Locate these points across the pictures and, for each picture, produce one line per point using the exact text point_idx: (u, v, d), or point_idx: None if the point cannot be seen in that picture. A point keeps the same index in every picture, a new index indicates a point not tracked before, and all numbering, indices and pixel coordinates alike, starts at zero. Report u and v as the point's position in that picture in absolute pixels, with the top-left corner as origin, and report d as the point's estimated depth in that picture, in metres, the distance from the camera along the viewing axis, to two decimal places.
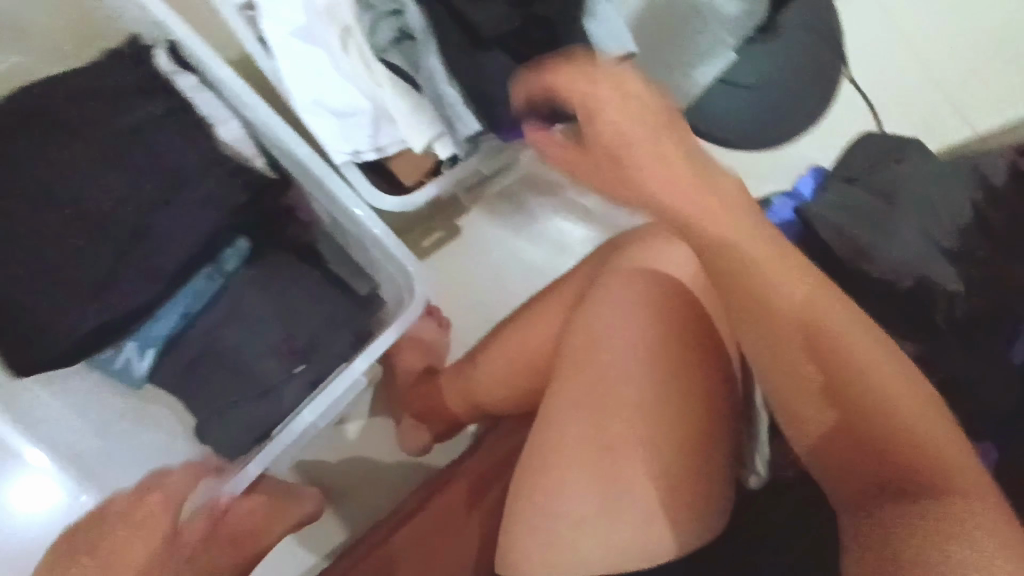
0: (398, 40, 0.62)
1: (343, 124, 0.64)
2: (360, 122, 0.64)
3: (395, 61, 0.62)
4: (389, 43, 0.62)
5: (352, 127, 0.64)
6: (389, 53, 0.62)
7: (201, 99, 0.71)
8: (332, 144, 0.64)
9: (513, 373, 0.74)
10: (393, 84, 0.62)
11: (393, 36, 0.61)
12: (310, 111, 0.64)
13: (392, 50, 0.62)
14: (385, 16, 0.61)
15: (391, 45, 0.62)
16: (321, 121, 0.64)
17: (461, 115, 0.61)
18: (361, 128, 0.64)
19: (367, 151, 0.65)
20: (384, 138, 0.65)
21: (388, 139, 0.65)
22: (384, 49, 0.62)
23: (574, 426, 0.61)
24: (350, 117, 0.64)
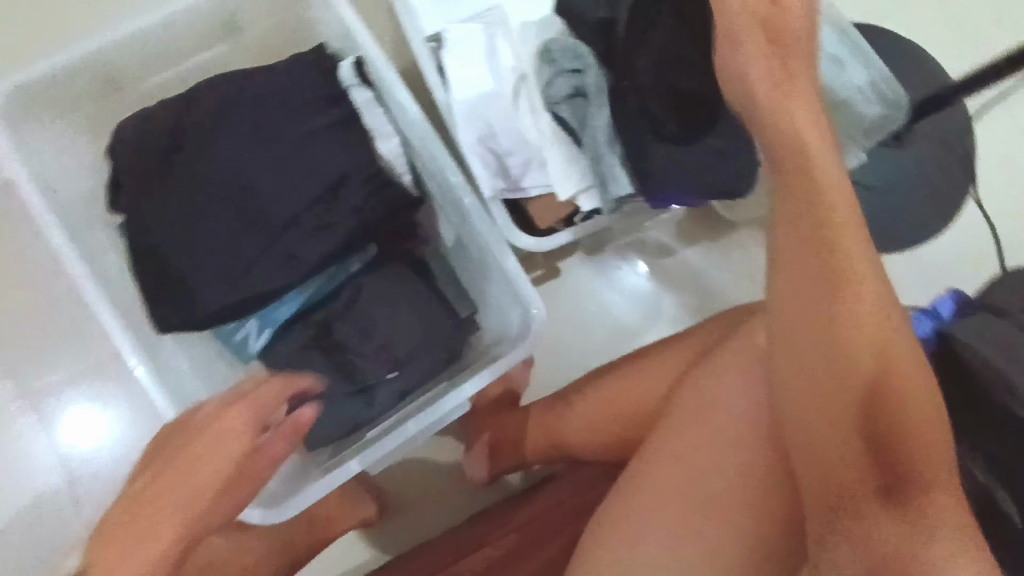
0: (573, 96, 0.64)
1: (501, 163, 0.68)
2: (516, 163, 0.68)
3: (564, 114, 0.65)
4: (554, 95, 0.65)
5: (508, 167, 0.68)
6: (558, 106, 0.65)
7: (371, 114, 0.74)
8: (485, 178, 0.68)
9: (608, 421, 0.76)
10: (556, 136, 0.66)
11: (567, 92, 0.64)
12: (475, 145, 0.68)
13: (564, 103, 0.65)
14: (567, 73, 0.63)
15: (563, 98, 0.64)
16: (480, 155, 0.68)
17: (615, 176, 0.65)
18: (515, 170, 0.68)
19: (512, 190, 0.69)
20: (532, 180, 0.68)
21: (535, 183, 0.68)
22: (553, 103, 0.65)
23: (664, 483, 0.61)
24: (507, 157, 0.68)
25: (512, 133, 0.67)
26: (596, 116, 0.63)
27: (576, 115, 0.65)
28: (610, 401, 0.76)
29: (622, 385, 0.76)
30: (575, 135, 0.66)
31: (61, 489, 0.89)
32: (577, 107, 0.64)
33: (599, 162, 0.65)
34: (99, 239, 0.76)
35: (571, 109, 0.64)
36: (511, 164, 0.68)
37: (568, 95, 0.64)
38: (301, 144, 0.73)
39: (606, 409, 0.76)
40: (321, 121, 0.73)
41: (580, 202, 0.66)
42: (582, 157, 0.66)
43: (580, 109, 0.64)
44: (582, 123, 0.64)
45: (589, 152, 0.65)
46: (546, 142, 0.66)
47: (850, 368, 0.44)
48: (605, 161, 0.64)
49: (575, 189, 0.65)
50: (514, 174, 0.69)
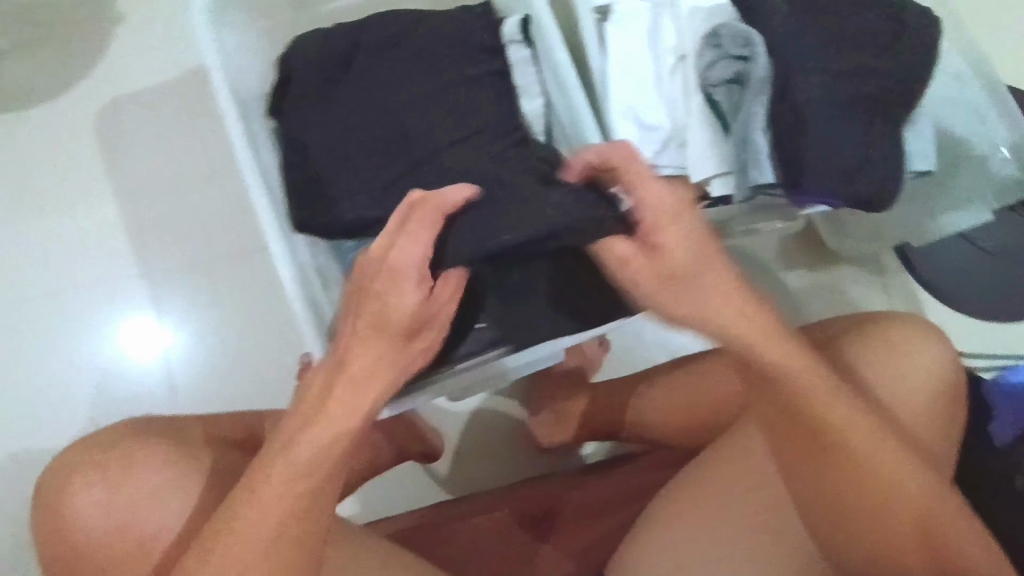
0: (732, 81, 0.66)
1: (644, 136, 0.70)
2: (659, 139, 0.70)
3: (720, 98, 0.66)
4: (713, 78, 0.66)
5: (650, 141, 0.70)
6: (715, 89, 0.66)
7: (524, 72, 0.77)
8: None
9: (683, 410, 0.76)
10: (706, 117, 0.66)
11: (727, 77, 0.66)
12: (623, 115, 0.70)
13: (721, 87, 0.66)
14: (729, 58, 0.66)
15: (721, 82, 0.66)
16: (625, 124, 0.70)
17: (760, 165, 0.65)
18: (655, 145, 0.70)
19: (648, 165, 0.70)
20: (669, 159, 0.70)
21: (671, 162, 0.70)
22: (710, 85, 0.66)
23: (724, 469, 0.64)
24: (651, 131, 0.70)
25: (661, 110, 0.70)
26: (753, 103, 0.64)
27: (731, 101, 0.66)
28: (693, 391, 0.76)
29: (701, 379, 0.76)
30: (725, 121, 0.67)
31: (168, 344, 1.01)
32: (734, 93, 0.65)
33: (746, 148, 0.65)
34: (260, 132, 0.80)
35: (728, 94, 0.66)
36: (653, 139, 0.70)
37: (727, 80, 0.66)
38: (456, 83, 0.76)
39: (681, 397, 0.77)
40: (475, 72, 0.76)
41: (713, 185, 0.66)
42: (727, 142, 0.66)
43: (736, 95, 0.66)
44: (736, 109, 0.66)
45: (737, 136, 0.65)
46: (694, 123, 0.67)
47: (833, 431, 0.53)
48: (752, 148, 0.64)
49: (716, 170, 0.65)
50: (654, 148, 0.70)
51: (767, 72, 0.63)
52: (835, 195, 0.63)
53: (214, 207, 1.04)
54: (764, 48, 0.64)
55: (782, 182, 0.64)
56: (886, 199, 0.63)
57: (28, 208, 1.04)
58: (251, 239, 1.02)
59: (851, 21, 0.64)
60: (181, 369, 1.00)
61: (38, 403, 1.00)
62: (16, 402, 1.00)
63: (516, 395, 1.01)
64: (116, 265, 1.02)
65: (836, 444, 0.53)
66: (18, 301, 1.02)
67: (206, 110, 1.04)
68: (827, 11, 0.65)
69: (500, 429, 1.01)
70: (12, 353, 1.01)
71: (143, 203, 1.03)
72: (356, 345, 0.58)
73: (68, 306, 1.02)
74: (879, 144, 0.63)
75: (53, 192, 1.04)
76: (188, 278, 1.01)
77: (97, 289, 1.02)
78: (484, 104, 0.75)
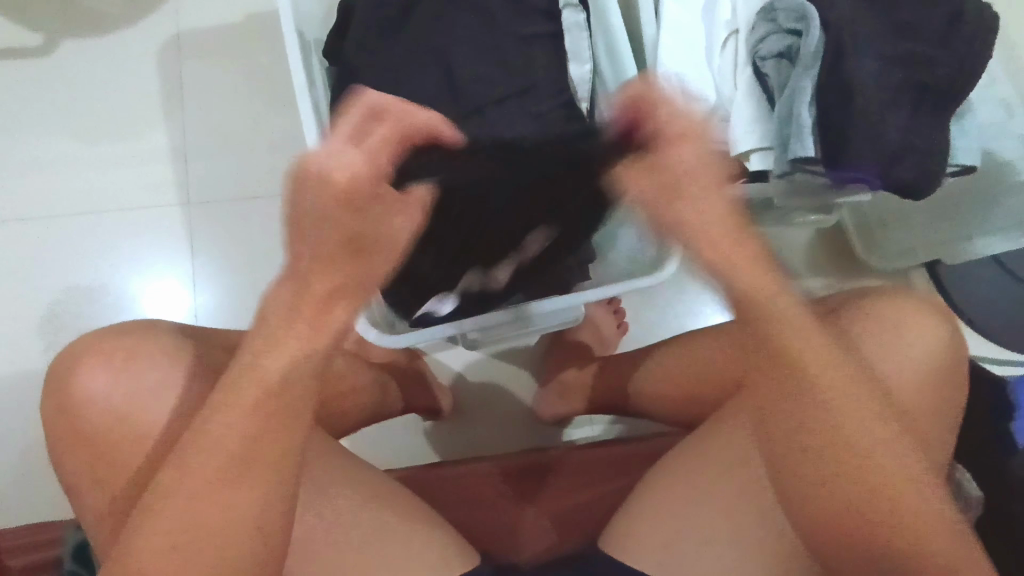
0: (784, 54, 0.66)
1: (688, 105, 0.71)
2: None
3: (768, 71, 0.67)
4: (763, 50, 0.67)
5: None
6: (765, 63, 0.67)
7: (575, 37, 0.77)
8: None
9: (679, 387, 0.74)
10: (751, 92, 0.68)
11: (778, 51, 0.66)
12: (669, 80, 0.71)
13: (772, 61, 0.67)
14: (782, 32, 0.66)
15: (772, 53, 0.66)
16: (671, 89, 0.70)
17: (803, 138, 0.63)
18: None
19: None
20: None
21: None
22: (759, 58, 0.67)
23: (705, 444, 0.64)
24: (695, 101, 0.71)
25: (708, 82, 0.71)
26: (803, 78, 0.64)
27: (781, 72, 0.66)
28: (687, 364, 0.74)
29: (701, 354, 0.73)
30: (770, 96, 0.67)
31: (192, 271, 1.04)
32: (783, 70, 0.66)
33: (790, 120, 0.64)
34: (315, 65, 0.81)
35: (778, 68, 0.66)
36: None
37: (777, 55, 0.66)
38: (511, 35, 0.76)
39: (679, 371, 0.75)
40: (529, 31, 0.76)
41: (753, 159, 0.67)
42: (771, 118, 0.67)
43: (785, 70, 0.66)
44: (784, 82, 0.66)
45: (783, 108, 0.65)
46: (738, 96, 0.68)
47: (813, 383, 0.54)
48: (796, 119, 0.63)
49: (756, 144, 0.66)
50: None
51: (818, 47, 0.63)
52: (877, 174, 0.63)
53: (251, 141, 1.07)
54: (819, 23, 0.64)
55: (824, 159, 0.64)
56: (928, 185, 0.64)
57: (80, 135, 1.07)
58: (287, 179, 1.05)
59: (910, 12, 0.65)
60: (207, 308, 1.03)
61: (65, 325, 1.03)
62: (45, 321, 1.03)
63: (528, 368, 1.01)
64: (158, 201, 1.06)
65: (808, 397, 0.54)
66: (60, 224, 1.05)
67: (260, 62, 1.08)
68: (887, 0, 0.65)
69: (506, 396, 1.01)
70: (47, 274, 1.04)
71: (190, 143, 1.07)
72: (346, 262, 0.50)
73: (106, 235, 1.05)
74: (923, 134, 0.63)
75: (105, 122, 1.07)
76: (226, 220, 1.05)
77: (136, 222, 1.05)
78: (535, 59, 0.76)
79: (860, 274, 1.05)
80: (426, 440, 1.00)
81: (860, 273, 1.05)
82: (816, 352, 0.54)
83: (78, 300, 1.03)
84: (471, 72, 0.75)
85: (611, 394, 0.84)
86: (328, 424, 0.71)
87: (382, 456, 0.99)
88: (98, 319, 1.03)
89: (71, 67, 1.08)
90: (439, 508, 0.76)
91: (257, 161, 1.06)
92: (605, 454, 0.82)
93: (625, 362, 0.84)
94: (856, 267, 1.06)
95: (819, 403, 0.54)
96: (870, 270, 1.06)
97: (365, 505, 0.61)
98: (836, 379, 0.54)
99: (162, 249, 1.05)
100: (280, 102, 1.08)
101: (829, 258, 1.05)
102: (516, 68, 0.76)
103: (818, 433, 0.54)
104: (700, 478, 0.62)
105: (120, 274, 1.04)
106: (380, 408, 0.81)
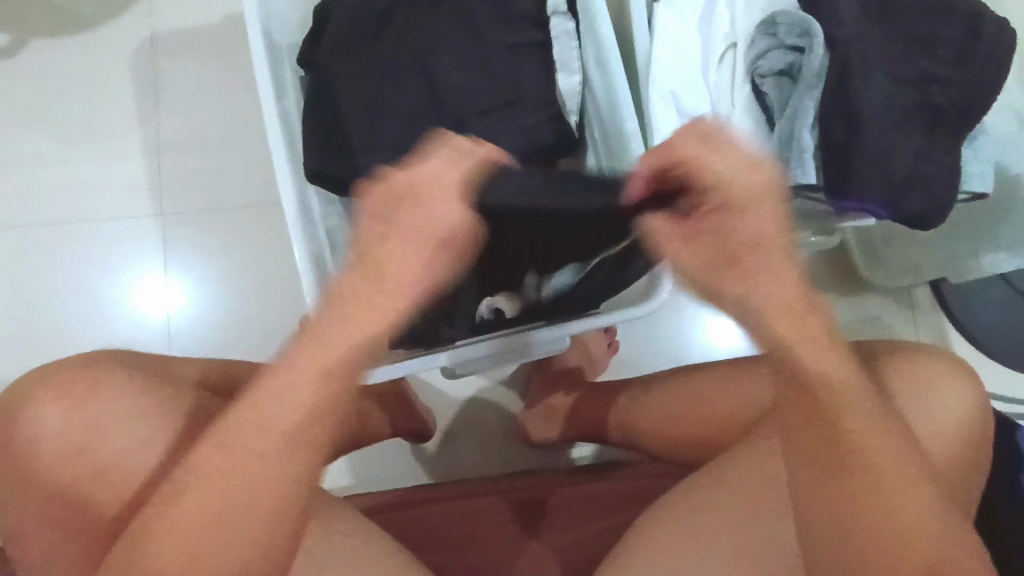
0: (786, 71, 0.63)
1: (681, 123, 0.66)
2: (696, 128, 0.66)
3: (769, 92, 0.65)
4: (764, 68, 0.64)
5: None
6: (764, 81, 0.65)
7: (565, 46, 0.72)
8: (657, 130, 0.65)
9: (678, 424, 0.71)
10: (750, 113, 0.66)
11: (778, 68, 0.63)
12: (662, 97, 0.66)
13: (772, 79, 0.64)
14: (783, 48, 0.63)
15: (772, 70, 0.64)
16: (664, 107, 0.66)
17: (805, 165, 0.61)
18: None
19: None
20: None
21: None
22: (758, 76, 0.65)
23: (702, 495, 0.60)
24: (689, 120, 0.66)
25: (702, 100, 0.66)
26: (805, 103, 0.61)
27: (784, 90, 0.64)
28: (694, 405, 0.70)
29: (708, 392, 0.70)
30: (770, 117, 0.65)
31: (167, 285, 1.00)
32: (784, 91, 0.64)
33: (792, 146, 0.62)
34: (286, 73, 0.76)
35: (780, 88, 0.64)
36: None
37: (777, 74, 0.64)
38: (497, 46, 0.72)
39: (683, 405, 0.71)
40: (515, 40, 0.72)
41: None
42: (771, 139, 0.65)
43: (788, 90, 0.64)
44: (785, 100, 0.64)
45: (785, 135, 0.63)
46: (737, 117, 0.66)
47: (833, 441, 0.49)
48: (796, 143, 0.62)
49: None
50: None
51: (822, 67, 0.60)
52: (882, 204, 0.58)
53: (230, 148, 1.02)
54: (823, 40, 0.60)
55: (826, 186, 0.61)
56: (937, 215, 0.60)
57: (48, 141, 1.02)
58: (269, 187, 1.01)
59: (917, 28, 0.61)
60: (182, 327, 0.99)
61: (35, 340, 0.99)
62: (12, 337, 0.99)
63: (515, 387, 0.97)
64: (131, 211, 1.01)
65: (846, 464, 0.48)
66: (28, 235, 1.01)
67: (239, 64, 1.03)
68: (893, 14, 0.61)
69: (499, 416, 0.97)
70: (15, 287, 1.00)
71: (163, 150, 1.02)
72: None
73: (77, 246, 1.01)
74: (933, 160, 0.59)
75: (75, 127, 1.03)
76: (202, 231, 1.01)
77: (108, 233, 1.01)
78: (521, 74, 0.71)
79: (864, 293, 1.02)
80: (408, 464, 0.96)
81: (864, 292, 1.02)
82: (856, 412, 0.49)
83: (47, 315, 0.99)
84: (453, 85, 0.71)
85: (604, 425, 0.81)
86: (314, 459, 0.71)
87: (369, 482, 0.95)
88: (68, 334, 0.99)
89: (38, 69, 1.03)
90: (407, 537, 0.74)
91: (236, 170, 1.02)
92: (594, 490, 0.78)
93: (622, 391, 0.81)
94: (861, 286, 1.02)
95: (855, 467, 0.48)
96: (874, 290, 1.02)
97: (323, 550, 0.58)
98: (866, 456, 0.48)
99: (134, 261, 1.01)
100: (257, 109, 1.03)
101: (831, 276, 1.02)
102: (501, 82, 0.71)
103: (850, 499, 0.48)
104: (681, 525, 0.59)
105: (92, 287, 1.00)
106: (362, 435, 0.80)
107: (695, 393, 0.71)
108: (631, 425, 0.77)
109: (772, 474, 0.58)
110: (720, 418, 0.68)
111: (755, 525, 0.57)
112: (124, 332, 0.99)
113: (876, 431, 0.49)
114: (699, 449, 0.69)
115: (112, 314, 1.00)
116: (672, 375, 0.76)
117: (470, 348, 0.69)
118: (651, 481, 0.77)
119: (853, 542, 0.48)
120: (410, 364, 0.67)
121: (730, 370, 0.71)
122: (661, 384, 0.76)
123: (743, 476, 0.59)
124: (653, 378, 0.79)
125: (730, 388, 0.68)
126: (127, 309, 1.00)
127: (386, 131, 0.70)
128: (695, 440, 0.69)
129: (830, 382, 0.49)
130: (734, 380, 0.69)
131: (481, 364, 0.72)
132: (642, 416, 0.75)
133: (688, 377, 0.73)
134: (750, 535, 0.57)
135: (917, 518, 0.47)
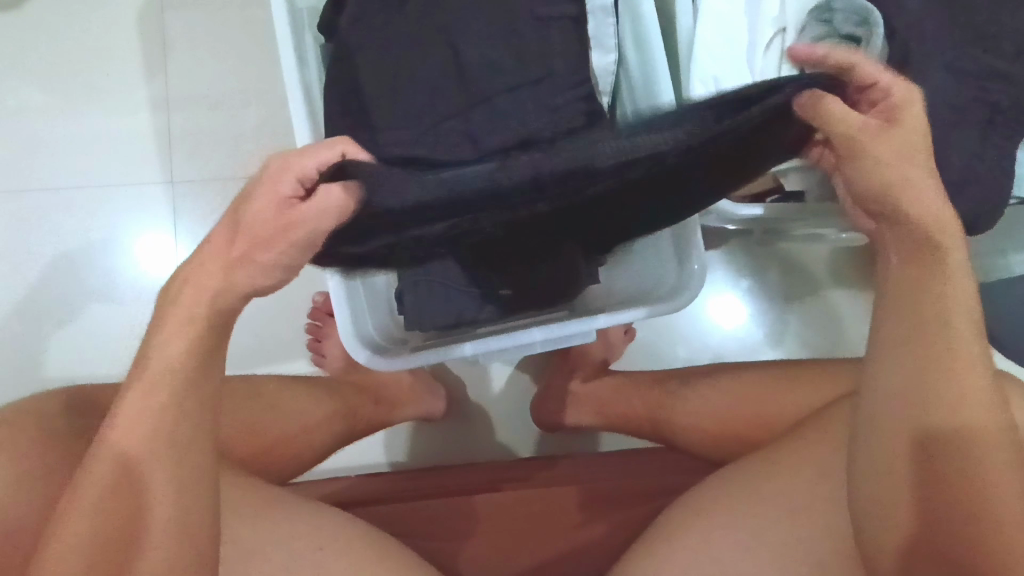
0: None
1: None
2: None
3: None
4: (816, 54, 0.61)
5: None
6: None
7: (600, 21, 0.66)
8: None
9: (719, 421, 0.70)
10: None
11: None
12: (705, 85, 0.63)
13: None
14: (838, 36, 0.60)
15: None
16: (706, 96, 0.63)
17: None
18: None
19: None
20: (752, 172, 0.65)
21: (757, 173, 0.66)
22: None
23: (727, 495, 0.60)
24: None
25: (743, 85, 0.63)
26: None
27: None
28: (735, 403, 0.69)
29: (755, 390, 0.69)
30: None
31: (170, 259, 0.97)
32: None
33: None
34: (307, 39, 0.71)
35: None
36: None
37: None
38: (530, 18, 0.66)
39: (728, 401, 0.70)
40: (548, 13, 0.66)
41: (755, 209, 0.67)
42: None
43: None
44: None
45: None
46: None
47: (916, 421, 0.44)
48: None
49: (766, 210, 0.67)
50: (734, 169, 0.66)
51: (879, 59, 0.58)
52: None
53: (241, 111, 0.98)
54: (882, 32, 0.58)
55: None
56: (985, 221, 0.58)
57: (50, 100, 0.99)
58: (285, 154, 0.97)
59: (981, 26, 0.57)
60: None
61: (42, 308, 0.97)
62: (15, 306, 0.97)
63: (528, 370, 0.96)
64: (137, 178, 0.98)
65: (943, 462, 0.43)
66: (29, 201, 0.98)
67: (253, 23, 0.99)
68: (958, 3, 0.58)
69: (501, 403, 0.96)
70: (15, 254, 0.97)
71: (172, 111, 0.98)
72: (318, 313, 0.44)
73: (82, 213, 0.98)
74: (986, 164, 0.56)
75: (79, 83, 0.99)
76: (209, 197, 0.98)
77: (114, 200, 0.98)
78: (555, 47, 0.65)
79: None
80: (417, 444, 0.96)
81: None
82: (914, 397, 0.44)
83: (46, 284, 0.97)
84: (480, 57, 0.65)
85: (637, 418, 0.81)
86: (273, 462, 0.70)
87: (363, 467, 0.95)
88: (66, 306, 0.97)
89: (44, 24, 0.99)
90: (389, 528, 0.74)
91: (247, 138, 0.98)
92: (625, 483, 0.78)
93: (655, 387, 0.80)
94: None
95: (958, 467, 0.43)
96: None
97: (314, 551, 0.57)
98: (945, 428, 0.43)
99: (137, 234, 0.98)
100: (272, 77, 0.98)
101: (854, 266, 0.98)
102: (534, 57, 0.65)
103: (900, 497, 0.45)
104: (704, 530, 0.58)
105: (95, 258, 0.98)
106: (354, 428, 0.80)
107: (737, 390, 0.70)
108: (662, 416, 0.76)
109: (805, 474, 0.57)
110: (758, 413, 0.67)
111: (783, 522, 0.56)
112: (126, 307, 0.97)
113: (964, 421, 0.43)
114: (744, 439, 0.68)
115: (112, 285, 0.97)
116: (714, 369, 0.76)
117: (497, 338, 0.66)
118: (681, 478, 0.77)
119: (896, 525, 0.45)
120: (436, 355, 0.66)
121: (775, 372, 0.70)
122: (692, 378, 0.76)
123: (783, 480, 0.58)
124: (690, 373, 0.79)
125: (779, 385, 0.68)
126: (127, 282, 0.97)
127: (410, 108, 0.65)
128: (744, 435, 0.68)
129: (904, 374, 0.44)
130: (787, 384, 0.68)
131: (509, 352, 0.70)
132: (676, 408, 0.74)
133: (739, 371, 0.73)
134: (773, 537, 0.55)
135: (981, 501, 0.42)
